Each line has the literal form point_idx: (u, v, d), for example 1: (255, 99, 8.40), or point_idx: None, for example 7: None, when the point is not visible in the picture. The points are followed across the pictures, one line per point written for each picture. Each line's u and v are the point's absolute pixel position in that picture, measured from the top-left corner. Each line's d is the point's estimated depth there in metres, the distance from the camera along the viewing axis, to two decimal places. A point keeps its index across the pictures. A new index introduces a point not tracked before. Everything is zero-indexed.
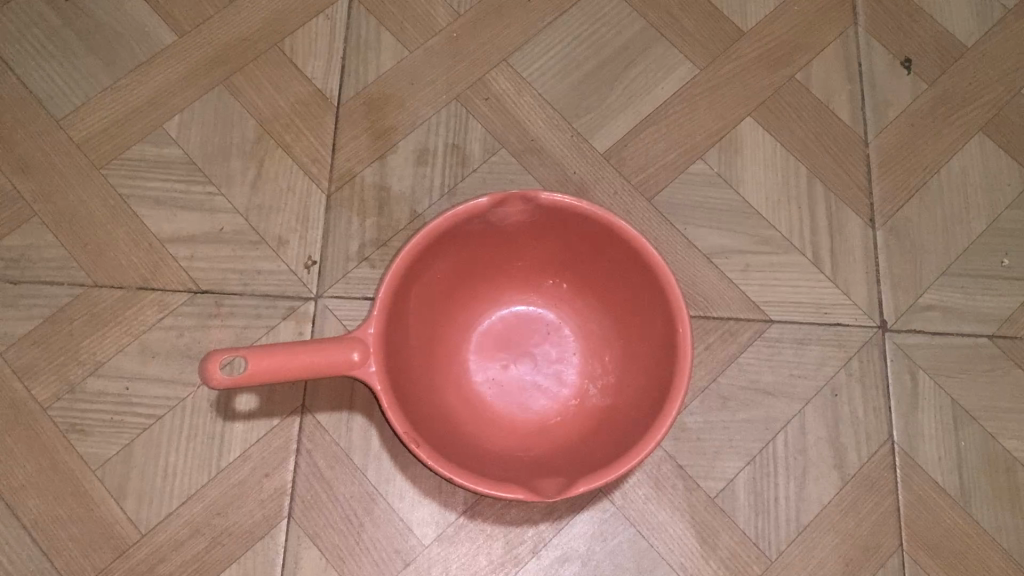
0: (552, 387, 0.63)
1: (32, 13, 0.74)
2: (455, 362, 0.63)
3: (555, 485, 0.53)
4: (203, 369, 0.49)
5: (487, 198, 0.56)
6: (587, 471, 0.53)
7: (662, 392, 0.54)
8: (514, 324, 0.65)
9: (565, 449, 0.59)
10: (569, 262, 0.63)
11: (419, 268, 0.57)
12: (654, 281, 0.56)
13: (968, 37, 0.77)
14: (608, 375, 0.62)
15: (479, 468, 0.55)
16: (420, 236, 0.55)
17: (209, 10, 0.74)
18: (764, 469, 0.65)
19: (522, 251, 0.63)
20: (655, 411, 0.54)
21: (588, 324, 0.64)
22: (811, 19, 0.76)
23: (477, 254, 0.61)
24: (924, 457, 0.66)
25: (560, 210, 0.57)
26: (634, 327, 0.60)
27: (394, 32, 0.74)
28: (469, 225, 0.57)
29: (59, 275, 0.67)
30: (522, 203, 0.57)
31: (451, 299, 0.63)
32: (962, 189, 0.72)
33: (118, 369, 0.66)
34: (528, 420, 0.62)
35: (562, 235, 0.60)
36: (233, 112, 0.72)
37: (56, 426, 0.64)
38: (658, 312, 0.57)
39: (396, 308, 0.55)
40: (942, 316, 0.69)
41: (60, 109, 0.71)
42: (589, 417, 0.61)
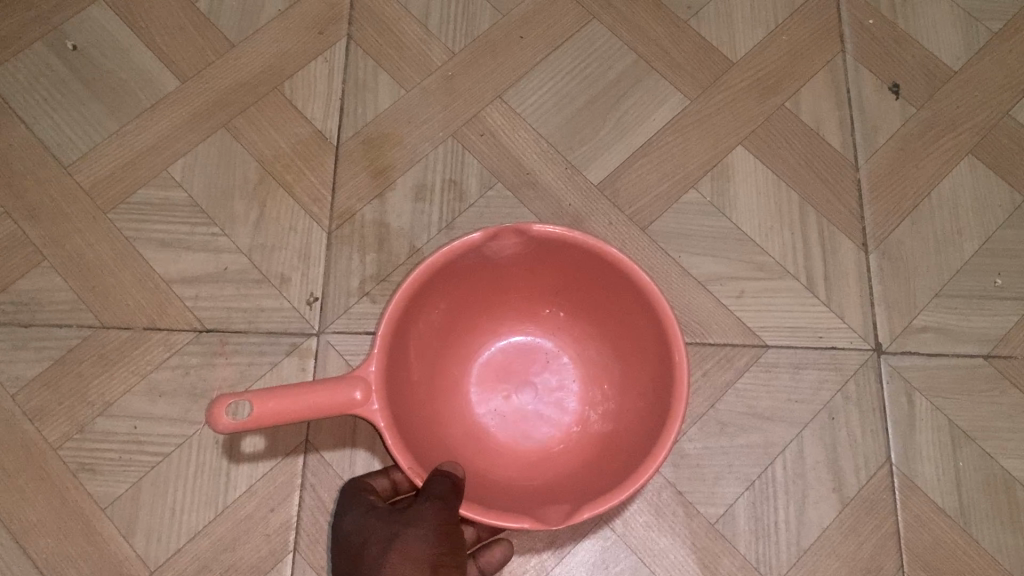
0: (553, 416, 0.65)
1: (41, 63, 0.76)
2: (457, 395, 0.64)
3: (559, 512, 0.53)
4: (211, 414, 0.50)
5: (480, 233, 0.57)
6: (589, 496, 0.54)
7: (660, 417, 0.55)
8: (514, 355, 0.66)
9: (568, 474, 0.60)
10: (566, 292, 0.64)
11: (417, 305, 0.58)
12: (648, 308, 0.57)
13: (954, 61, 0.78)
14: (608, 401, 0.63)
15: (483, 500, 0.55)
16: (416, 274, 0.55)
17: (211, 55, 0.76)
18: (764, 494, 0.66)
19: (518, 283, 0.64)
20: (654, 435, 0.54)
21: (587, 352, 0.65)
22: (800, 48, 0.78)
23: (473, 288, 0.62)
24: (923, 478, 0.66)
25: (553, 241, 0.58)
26: (632, 354, 0.61)
27: (391, 71, 0.76)
28: (464, 259, 0.58)
29: (68, 317, 0.69)
30: (515, 236, 0.58)
31: (450, 333, 0.64)
32: (953, 210, 0.73)
33: (126, 409, 0.67)
34: (530, 449, 0.63)
35: (557, 265, 0.61)
36: (235, 154, 0.73)
37: (67, 465, 0.66)
38: (655, 338, 0.57)
39: (396, 345, 0.56)
40: (938, 337, 0.70)
41: (67, 156, 0.73)
42: (590, 443, 0.62)
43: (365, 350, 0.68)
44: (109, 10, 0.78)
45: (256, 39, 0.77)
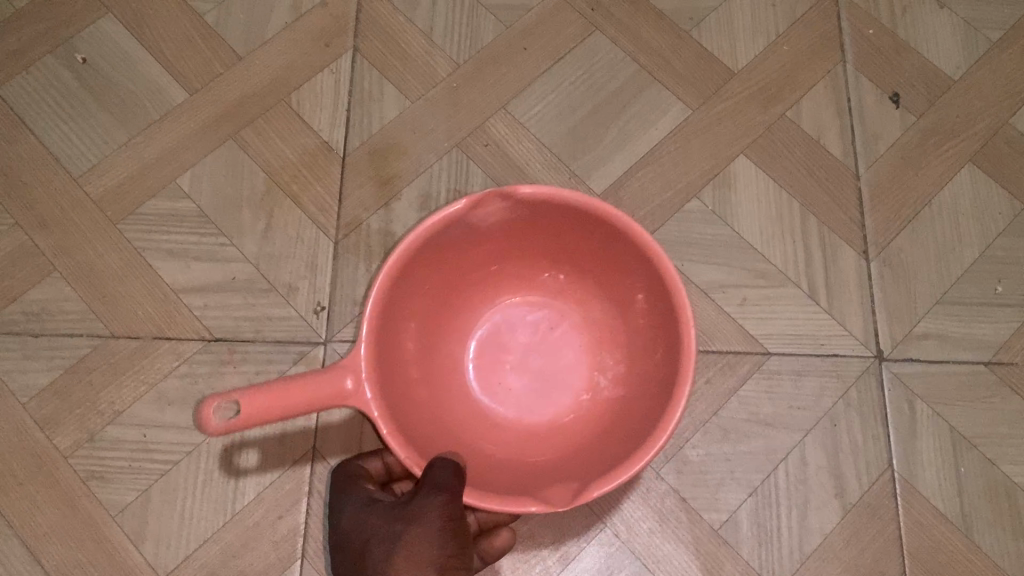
0: (560, 385, 0.64)
1: (51, 76, 0.77)
2: (461, 371, 0.64)
3: (567, 491, 0.52)
4: (199, 417, 0.48)
5: (464, 202, 0.56)
6: (601, 470, 0.53)
7: (670, 382, 0.54)
8: (516, 325, 0.66)
9: (579, 446, 0.59)
10: (565, 255, 0.63)
11: (407, 283, 0.57)
12: (650, 267, 0.56)
13: (955, 70, 0.79)
14: (617, 367, 0.62)
15: (490, 481, 0.55)
16: (399, 252, 0.55)
17: (219, 67, 0.77)
18: (766, 500, 0.66)
19: (513, 251, 0.63)
20: (664, 401, 0.53)
21: (591, 315, 0.65)
22: (801, 57, 0.78)
23: (466, 260, 0.61)
24: (925, 484, 0.67)
25: (543, 204, 0.57)
26: (639, 318, 0.60)
27: (396, 83, 0.77)
28: (451, 230, 0.57)
29: (78, 326, 0.70)
30: (501, 201, 0.57)
31: (445, 310, 0.63)
32: (953, 218, 0.74)
33: (136, 417, 0.68)
34: (540, 422, 0.63)
35: (553, 229, 0.60)
36: (243, 165, 0.74)
37: (77, 473, 0.67)
38: (660, 298, 0.56)
39: (387, 325, 0.55)
40: (938, 344, 0.70)
41: (77, 167, 0.74)
42: (600, 412, 0.61)
43: None
44: (117, 22, 0.79)
45: (263, 51, 0.78)
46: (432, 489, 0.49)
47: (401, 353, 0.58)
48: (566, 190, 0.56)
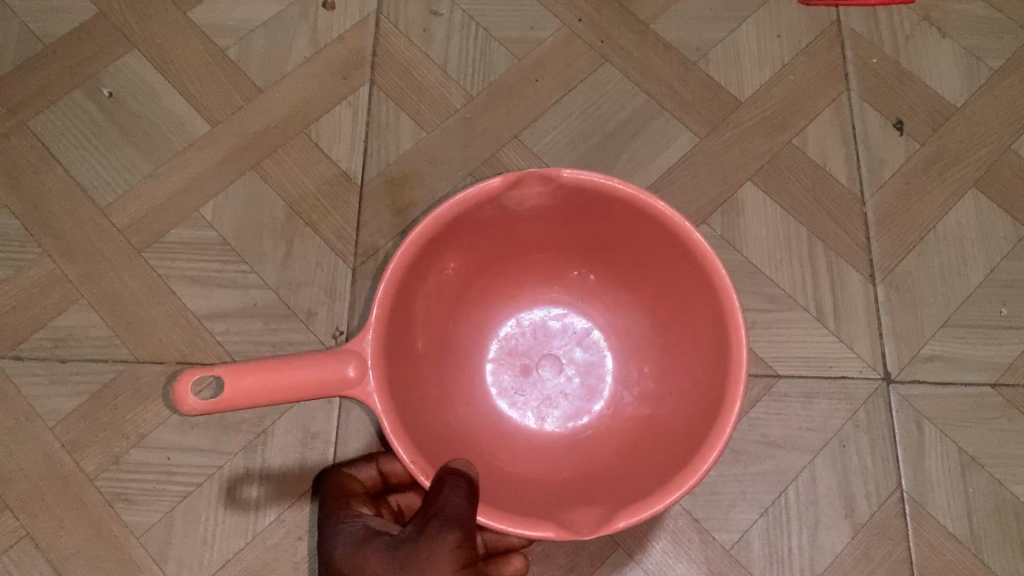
0: (582, 398, 0.63)
1: (77, 109, 0.80)
2: (476, 368, 0.63)
3: (590, 519, 0.50)
4: (174, 392, 0.45)
5: (501, 180, 0.54)
6: (625, 500, 0.51)
7: (712, 400, 0.52)
8: (539, 326, 0.66)
9: (600, 465, 0.58)
10: (598, 254, 0.62)
11: (428, 263, 0.55)
12: (697, 272, 0.54)
13: (957, 97, 0.80)
14: (644, 383, 0.61)
15: (505, 496, 0.53)
16: (424, 225, 0.53)
17: (240, 100, 0.80)
18: (777, 520, 0.67)
19: (542, 242, 0.61)
20: (705, 422, 0.51)
21: (622, 323, 0.64)
22: (806, 86, 0.80)
23: (492, 247, 0.60)
24: (935, 504, 0.68)
25: (585, 192, 0.55)
26: (674, 328, 0.59)
27: (413, 114, 0.79)
28: (482, 210, 0.55)
29: (103, 352, 0.72)
30: (541, 184, 0.55)
31: (465, 299, 0.62)
32: (958, 242, 0.75)
33: (160, 440, 0.70)
34: (557, 433, 0.62)
35: (588, 222, 0.59)
36: (263, 194, 0.77)
37: (102, 495, 0.68)
38: (702, 307, 0.54)
39: (403, 307, 0.54)
40: (945, 366, 0.71)
41: (103, 198, 0.77)
42: (623, 428, 0.60)
43: None
44: (142, 57, 0.81)
45: (283, 84, 0.80)
46: (444, 522, 0.45)
47: (414, 341, 0.57)
48: (617, 180, 0.54)
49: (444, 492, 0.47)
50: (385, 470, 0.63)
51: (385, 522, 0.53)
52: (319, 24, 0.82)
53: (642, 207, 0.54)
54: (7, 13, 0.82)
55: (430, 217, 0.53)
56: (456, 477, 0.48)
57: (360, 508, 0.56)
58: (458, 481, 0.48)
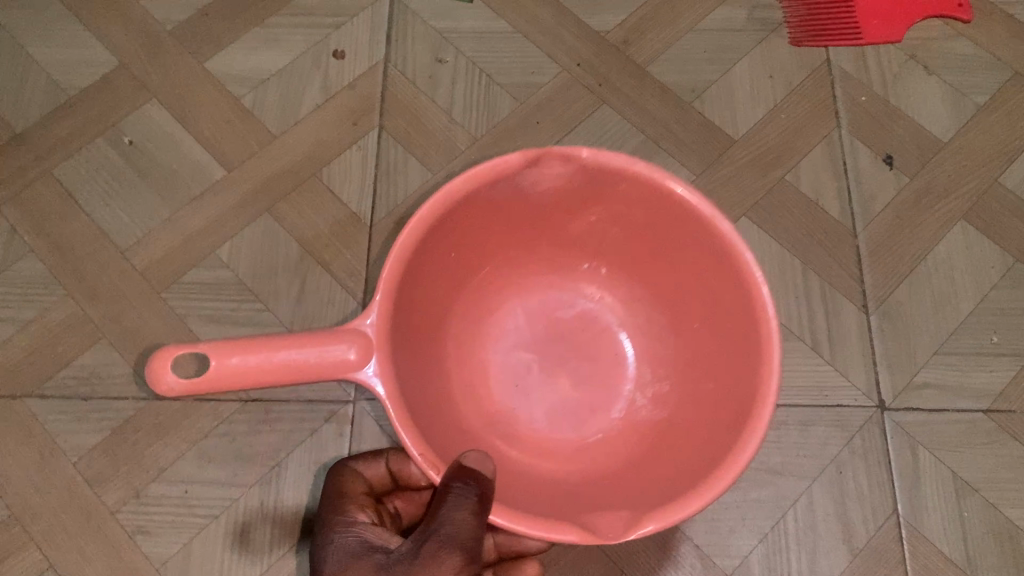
0: (592, 399, 0.63)
1: (100, 157, 0.83)
2: (479, 361, 0.63)
3: (615, 523, 0.49)
4: (151, 372, 0.47)
5: (520, 155, 0.54)
6: (654, 505, 0.50)
7: (745, 396, 0.52)
8: (546, 321, 0.65)
9: (617, 469, 0.58)
10: (614, 248, 0.63)
11: (439, 242, 0.55)
12: (722, 262, 0.54)
13: (944, 132, 0.83)
14: (660, 384, 0.62)
15: (521, 502, 0.52)
16: (437, 199, 0.53)
17: (255, 145, 0.83)
18: (777, 545, 0.69)
19: (554, 228, 0.62)
20: (739, 420, 0.51)
21: (637, 323, 0.64)
22: (798, 124, 0.83)
23: (503, 232, 0.60)
24: (930, 528, 0.70)
25: (608, 173, 0.55)
26: (693, 323, 0.59)
27: (420, 156, 0.82)
28: (498, 189, 0.55)
29: (125, 390, 0.75)
30: (560, 163, 0.55)
31: (467, 286, 0.62)
32: (949, 272, 0.78)
33: (178, 473, 0.73)
34: (564, 435, 0.61)
35: (606, 210, 0.59)
36: (277, 235, 0.80)
37: (124, 528, 0.71)
38: (727, 300, 0.55)
39: (408, 286, 0.54)
40: (938, 393, 0.74)
41: (124, 241, 0.80)
42: (639, 432, 0.60)
43: None
44: (161, 105, 0.85)
45: (295, 129, 0.84)
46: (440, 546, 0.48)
47: (417, 327, 0.56)
48: (640, 162, 0.54)
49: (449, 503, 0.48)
50: (393, 469, 0.64)
51: (381, 535, 0.55)
52: (330, 72, 0.86)
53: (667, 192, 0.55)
54: (34, 67, 0.86)
55: (443, 192, 0.53)
56: (462, 486, 0.48)
57: (358, 514, 0.58)
58: (465, 491, 0.48)
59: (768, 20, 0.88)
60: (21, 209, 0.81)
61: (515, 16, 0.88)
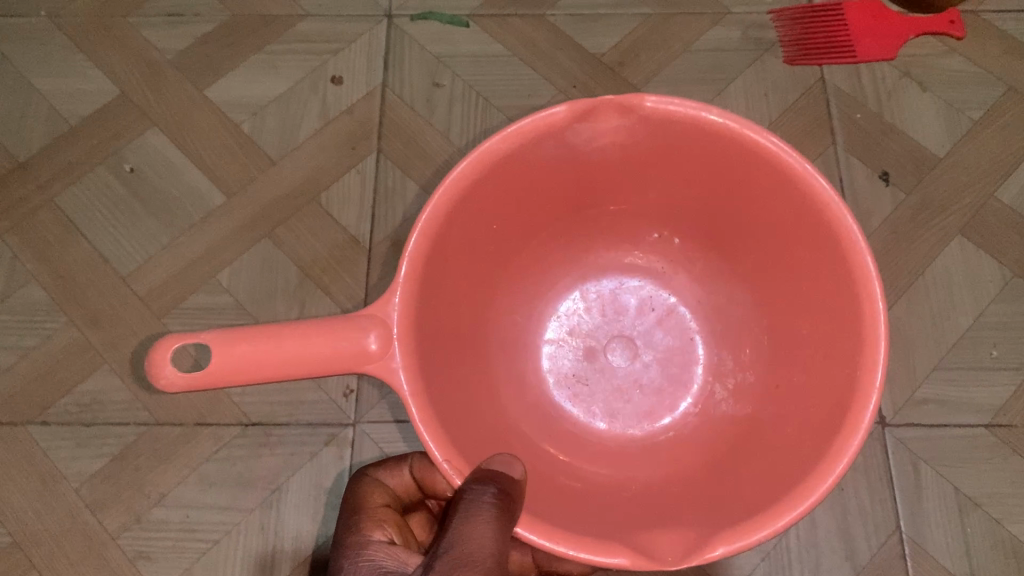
0: (661, 386, 0.65)
1: (101, 184, 0.84)
2: (534, 352, 0.65)
3: (675, 546, 0.46)
4: (151, 364, 0.46)
5: (564, 108, 0.52)
6: (720, 520, 0.48)
7: (842, 386, 0.49)
8: (614, 304, 0.68)
9: (690, 467, 0.58)
10: (685, 218, 0.62)
11: (484, 207, 0.54)
12: (813, 227, 0.51)
13: (940, 148, 0.84)
14: (743, 372, 0.61)
15: (579, 510, 0.50)
16: (472, 159, 0.51)
17: (254, 171, 0.84)
18: (779, 563, 0.70)
19: (619, 195, 0.61)
20: (835, 413, 0.48)
21: (717, 303, 0.65)
22: (793, 142, 0.84)
23: (560, 198, 0.60)
24: (933, 544, 0.70)
25: (668, 126, 0.53)
26: (776, 299, 0.58)
27: (418, 179, 0.83)
28: (547, 148, 0.54)
29: (125, 415, 0.75)
30: (616, 116, 0.53)
31: (517, 259, 0.62)
32: (947, 287, 0.78)
33: (180, 499, 0.73)
34: (632, 432, 0.63)
35: (673, 173, 0.57)
36: (277, 260, 0.80)
37: (126, 554, 0.72)
38: (814, 275, 0.53)
39: (442, 252, 0.52)
40: (939, 408, 0.73)
41: (126, 268, 0.81)
42: (716, 426, 0.60)
43: (397, 439, 0.73)
44: (162, 133, 0.86)
45: (295, 154, 0.84)
46: (451, 568, 0.42)
47: (455, 301, 0.55)
48: (713, 109, 0.51)
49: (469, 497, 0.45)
50: (418, 476, 0.63)
51: (397, 557, 0.52)
52: (329, 98, 0.87)
53: (749, 141, 0.51)
54: (35, 97, 0.87)
55: (476, 152, 0.51)
56: (479, 485, 0.45)
57: (373, 532, 0.55)
58: (483, 488, 0.45)
59: (762, 38, 0.88)
60: (23, 238, 0.82)
61: (511, 39, 0.89)
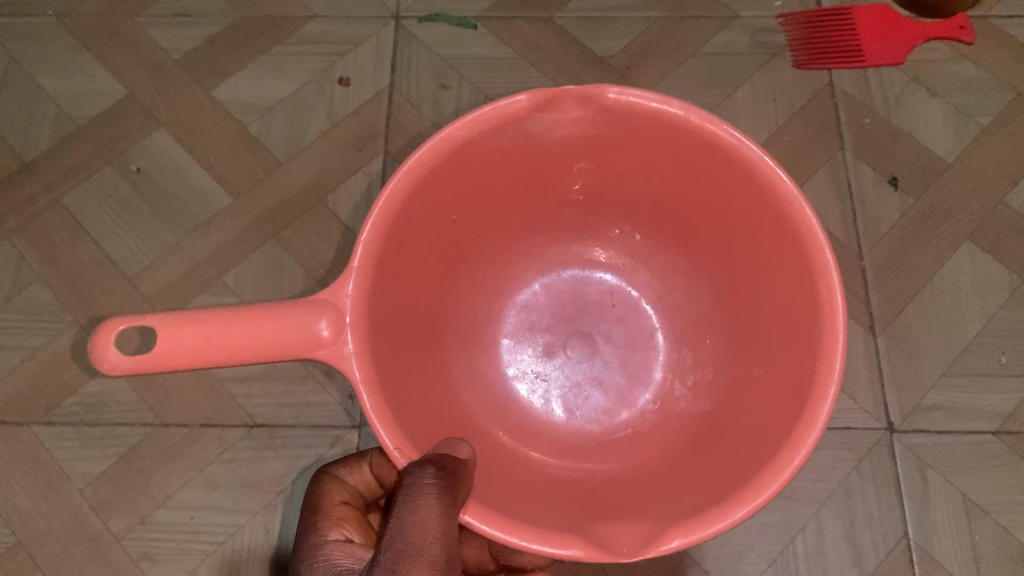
0: (616, 384, 0.65)
1: (108, 185, 0.84)
2: (492, 350, 0.65)
3: (631, 539, 0.46)
4: (94, 347, 0.46)
5: (526, 96, 0.52)
6: (677, 514, 0.47)
7: (803, 376, 0.48)
8: (573, 301, 0.68)
9: (650, 464, 0.57)
10: (647, 213, 0.62)
11: (441, 196, 0.54)
12: (772, 216, 0.51)
13: (949, 154, 0.83)
14: (704, 369, 0.61)
15: (536, 505, 0.49)
16: (431, 147, 0.50)
17: (260, 172, 0.84)
18: (786, 569, 0.70)
19: (580, 188, 0.61)
20: (794, 406, 0.48)
21: (679, 299, 0.65)
22: (801, 148, 0.84)
23: (521, 189, 0.60)
24: (941, 551, 0.70)
25: (629, 117, 0.53)
26: (734, 293, 0.58)
27: None
28: (507, 137, 0.53)
29: (130, 416, 0.75)
30: (577, 106, 0.53)
31: (477, 251, 0.62)
32: (955, 293, 0.78)
33: (184, 500, 0.73)
34: (590, 430, 0.63)
35: (636, 165, 0.57)
36: (283, 262, 0.80)
37: (129, 555, 0.72)
38: (773, 267, 0.53)
39: (399, 242, 0.51)
40: (947, 415, 0.73)
41: (131, 268, 0.81)
42: (676, 422, 0.60)
43: None
44: (169, 134, 0.86)
45: (301, 156, 0.84)
46: (396, 561, 0.40)
47: (410, 291, 0.55)
48: (674, 101, 0.51)
49: (412, 475, 0.44)
50: (376, 474, 0.62)
51: (353, 554, 0.50)
52: (336, 100, 0.87)
53: (709, 136, 0.51)
54: (43, 98, 0.87)
55: (434, 141, 0.50)
56: (421, 468, 0.44)
57: (329, 532, 0.54)
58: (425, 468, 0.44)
59: (771, 43, 0.88)
60: (29, 238, 0.82)
61: (519, 41, 0.89)
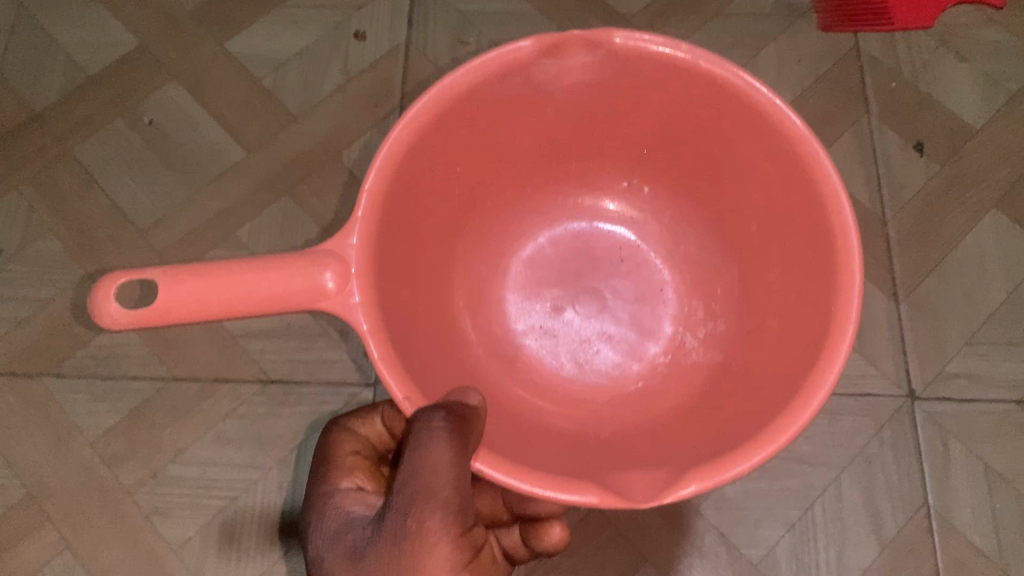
0: (626, 336, 0.62)
1: (119, 138, 0.83)
2: (501, 306, 0.63)
3: (644, 485, 0.44)
4: (94, 305, 0.44)
5: (530, 41, 0.50)
6: (692, 464, 0.46)
7: (818, 327, 0.47)
8: (579, 255, 0.66)
9: (663, 420, 0.56)
10: (658, 163, 0.61)
11: (447, 143, 0.53)
12: (785, 165, 0.50)
13: (976, 120, 0.82)
14: (716, 321, 0.60)
15: (546, 457, 0.48)
16: (436, 92, 0.49)
17: (275, 127, 0.82)
18: (804, 535, 0.69)
19: (587, 138, 0.60)
20: (807, 359, 0.47)
21: (691, 253, 0.63)
22: (827, 111, 0.82)
23: (528, 139, 0.58)
24: (960, 520, 0.69)
25: (637, 62, 0.52)
26: (751, 245, 0.57)
27: None
28: (512, 83, 0.52)
29: (142, 371, 0.74)
30: (583, 51, 0.52)
31: (482, 204, 0.61)
32: (980, 262, 0.76)
33: (197, 456, 0.72)
34: (600, 384, 0.61)
35: (644, 114, 0.56)
36: (298, 218, 0.79)
37: (142, 509, 0.71)
38: (790, 216, 0.51)
39: (405, 189, 0.50)
40: (969, 384, 0.72)
41: (143, 222, 0.80)
42: (688, 375, 0.59)
43: None
44: (181, 87, 0.84)
45: (316, 111, 0.83)
46: (408, 503, 0.39)
47: (416, 242, 0.54)
48: (682, 46, 0.50)
49: (422, 418, 0.43)
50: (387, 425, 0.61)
51: (364, 501, 0.50)
52: (351, 54, 0.85)
53: (719, 81, 0.50)
54: (53, 47, 0.86)
55: (438, 86, 0.49)
56: (431, 410, 0.43)
57: (341, 481, 0.53)
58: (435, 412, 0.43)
59: (797, 4, 0.86)
60: (39, 189, 0.80)
61: None
